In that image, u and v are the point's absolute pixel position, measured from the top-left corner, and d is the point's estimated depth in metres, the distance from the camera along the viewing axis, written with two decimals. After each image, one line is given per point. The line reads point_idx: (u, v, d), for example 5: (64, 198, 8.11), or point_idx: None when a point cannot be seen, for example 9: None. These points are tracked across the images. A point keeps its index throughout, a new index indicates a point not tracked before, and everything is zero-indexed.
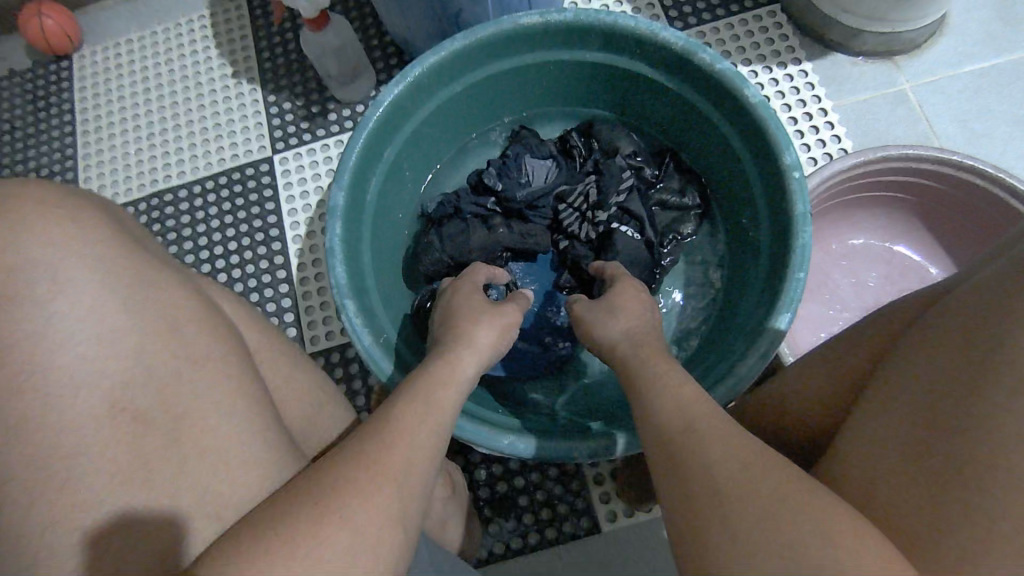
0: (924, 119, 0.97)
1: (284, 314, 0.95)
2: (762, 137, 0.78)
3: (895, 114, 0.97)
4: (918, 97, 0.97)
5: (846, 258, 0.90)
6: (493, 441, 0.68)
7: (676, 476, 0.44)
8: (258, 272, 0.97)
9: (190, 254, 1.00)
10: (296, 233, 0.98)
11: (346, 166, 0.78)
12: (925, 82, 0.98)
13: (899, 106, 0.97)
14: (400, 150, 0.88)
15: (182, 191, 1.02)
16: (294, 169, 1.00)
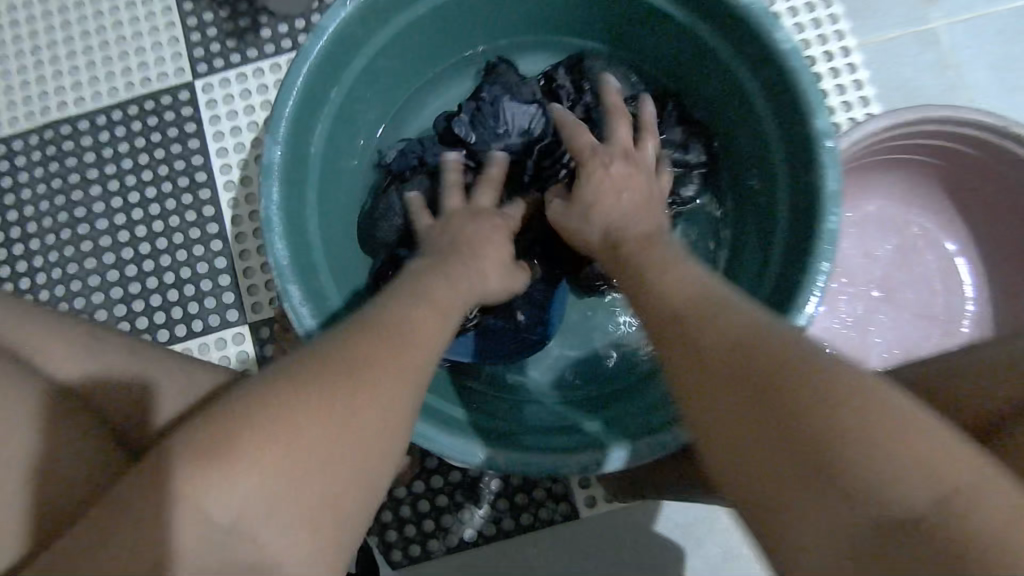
0: (954, 67, 0.84)
1: (218, 276, 0.84)
2: (787, 93, 0.67)
3: (922, 58, 0.84)
4: (951, 40, 0.84)
5: (858, 226, 0.81)
6: (469, 453, 0.60)
7: (748, 384, 0.38)
8: (184, 225, 0.85)
9: (100, 201, 0.87)
10: (228, 178, 0.85)
11: (280, 115, 0.65)
12: (960, 22, 0.85)
13: (928, 49, 0.84)
14: (350, 90, 0.73)
15: (82, 122, 0.88)
16: (221, 99, 0.86)
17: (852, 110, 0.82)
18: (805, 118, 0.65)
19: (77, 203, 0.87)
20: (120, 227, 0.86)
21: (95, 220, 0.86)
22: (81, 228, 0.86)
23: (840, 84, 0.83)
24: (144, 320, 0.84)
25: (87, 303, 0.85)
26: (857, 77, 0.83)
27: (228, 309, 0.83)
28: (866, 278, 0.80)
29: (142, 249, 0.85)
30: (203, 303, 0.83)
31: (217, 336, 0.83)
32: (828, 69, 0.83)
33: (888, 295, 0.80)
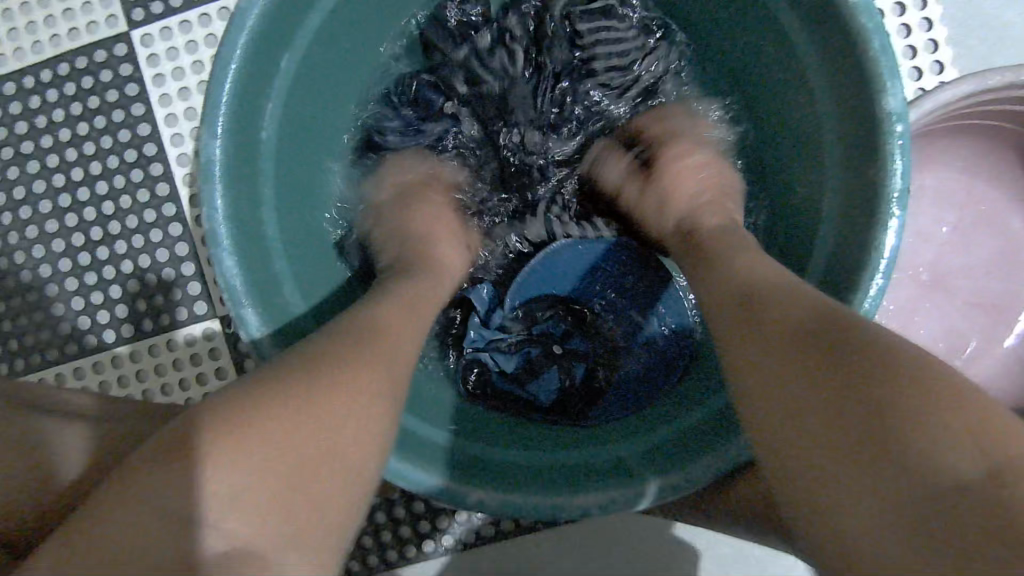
0: None
1: (181, 265, 0.75)
2: (853, 62, 0.55)
3: None
4: None
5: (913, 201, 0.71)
6: (456, 497, 0.54)
7: (745, 313, 0.45)
8: (137, 206, 0.75)
9: (39, 179, 0.77)
10: (180, 150, 0.75)
11: (217, 106, 0.58)
12: None
13: None
14: (304, 61, 0.65)
15: (8, 85, 0.77)
16: (163, 53, 0.75)
17: (917, 57, 0.68)
18: (870, 96, 0.54)
19: (14, 181, 0.77)
20: (66, 209, 0.76)
21: (37, 202, 0.77)
22: (24, 211, 0.77)
23: (906, 23, 0.68)
24: (105, 316, 0.75)
25: (39, 297, 0.76)
26: (927, 15, 0.68)
27: (195, 301, 0.74)
28: (916, 262, 0.71)
29: (92, 234, 0.76)
30: (169, 295, 0.75)
31: (187, 333, 0.74)
32: (894, 4, 0.68)
33: (936, 283, 0.71)
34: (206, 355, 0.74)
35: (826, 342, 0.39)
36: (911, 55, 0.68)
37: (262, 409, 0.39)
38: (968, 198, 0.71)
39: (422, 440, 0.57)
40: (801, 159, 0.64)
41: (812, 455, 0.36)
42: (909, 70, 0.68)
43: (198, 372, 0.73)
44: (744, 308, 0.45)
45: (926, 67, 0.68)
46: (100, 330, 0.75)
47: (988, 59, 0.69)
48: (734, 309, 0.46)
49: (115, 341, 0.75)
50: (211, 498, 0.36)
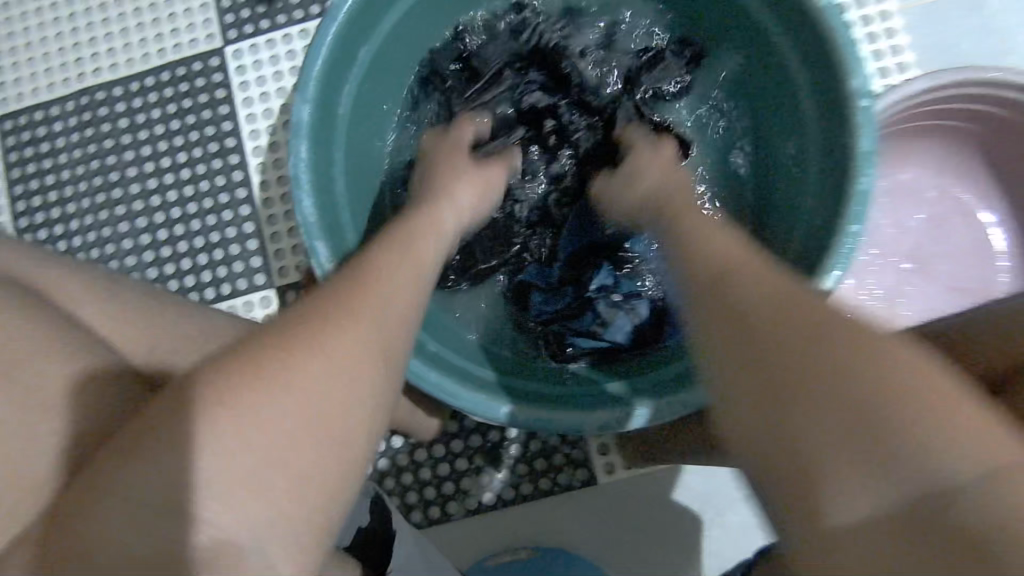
0: (1000, 31, 0.78)
1: (246, 242, 0.88)
2: (826, 57, 0.68)
3: (966, 22, 0.78)
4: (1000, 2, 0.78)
5: (888, 195, 0.79)
6: (488, 409, 0.63)
7: (711, 303, 0.46)
8: (214, 190, 0.89)
9: (133, 166, 0.91)
10: (257, 144, 0.89)
11: (308, 83, 0.69)
12: None
13: (973, 13, 0.78)
14: (368, 58, 0.78)
15: (116, 89, 0.92)
16: (250, 62, 0.90)
17: (889, 77, 0.79)
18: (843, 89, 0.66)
19: (112, 167, 0.92)
20: (151, 191, 0.91)
21: (128, 184, 0.91)
22: (116, 192, 0.91)
23: (877, 49, 0.79)
24: (175, 283, 0.89)
25: (122, 265, 0.90)
26: (897, 43, 0.79)
27: (256, 273, 0.87)
28: (897, 249, 0.79)
29: (173, 214, 0.90)
30: (232, 267, 0.88)
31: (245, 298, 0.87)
32: (865, 33, 0.79)
33: (919, 266, 0.78)
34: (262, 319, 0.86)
35: (792, 341, 0.40)
36: (882, 75, 0.79)
37: (287, 351, 0.42)
38: (941, 191, 0.79)
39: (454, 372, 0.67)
40: (789, 149, 0.78)
41: (827, 456, 0.37)
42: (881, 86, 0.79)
43: None
44: (708, 299, 0.46)
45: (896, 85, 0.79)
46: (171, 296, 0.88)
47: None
48: (717, 322, 0.44)
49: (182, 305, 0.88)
50: (256, 431, 0.39)
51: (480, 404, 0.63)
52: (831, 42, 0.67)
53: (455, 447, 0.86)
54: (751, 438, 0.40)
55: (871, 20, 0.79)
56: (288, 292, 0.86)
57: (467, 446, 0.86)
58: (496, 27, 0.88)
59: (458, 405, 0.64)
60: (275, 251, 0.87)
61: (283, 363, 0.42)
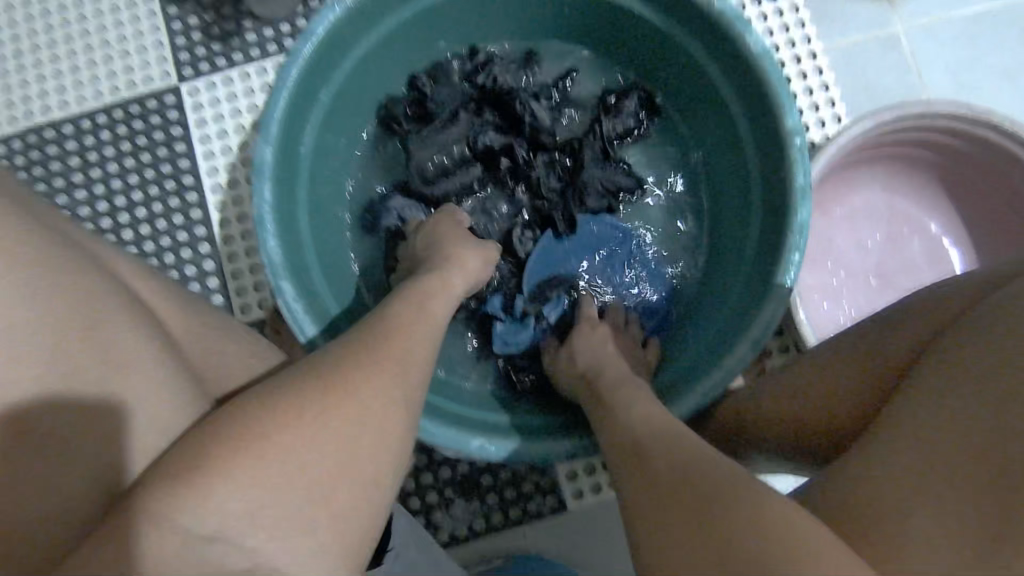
0: (915, 68, 0.88)
1: (207, 279, 0.91)
2: (760, 97, 0.78)
3: (886, 60, 0.88)
4: (912, 44, 0.88)
5: (848, 219, 0.89)
6: (464, 443, 0.71)
7: (631, 466, 0.54)
8: (172, 227, 0.92)
9: (85, 205, 0.93)
10: (216, 181, 0.93)
11: (264, 165, 0.76)
12: (922, 26, 0.89)
13: (891, 51, 0.88)
14: (316, 129, 0.85)
15: (65, 126, 0.95)
16: (207, 103, 0.94)
17: (820, 111, 0.87)
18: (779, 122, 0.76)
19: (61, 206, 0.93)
20: (105, 230, 0.92)
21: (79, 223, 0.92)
22: None
23: (809, 86, 0.87)
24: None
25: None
26: (825, 80, 0.88)
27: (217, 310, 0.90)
28: (863, 269, 0.87)
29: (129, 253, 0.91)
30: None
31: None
32: (797, 72, 0.88)
33: (884, 284, 0.87)
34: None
35: (691, 482, 0.48)
36: (816, 109, 0.87)
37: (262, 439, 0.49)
38: (890, 211, 0.89)
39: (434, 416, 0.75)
40: (733, 182, 0.87)
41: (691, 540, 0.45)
42: (816, 120, 0.87)
43: None
44: (627, 462, 0.55)
45: (828, 118, 0.87)
46: None
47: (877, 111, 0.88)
48: (623, 457, 0.56)
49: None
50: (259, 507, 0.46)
51: (458, 438, 0.71)
52: (766, 88, 0.77)
53: (427, 480, 0.88)
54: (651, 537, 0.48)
55: (801, 59, 0.88)
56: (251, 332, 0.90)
57: (439, 480, 0.89)
58: (450, 76, 0.92)
59: (434, 440, 0.71)
60: (237, 289, 0.91)
61: (255, 430, 0.49)
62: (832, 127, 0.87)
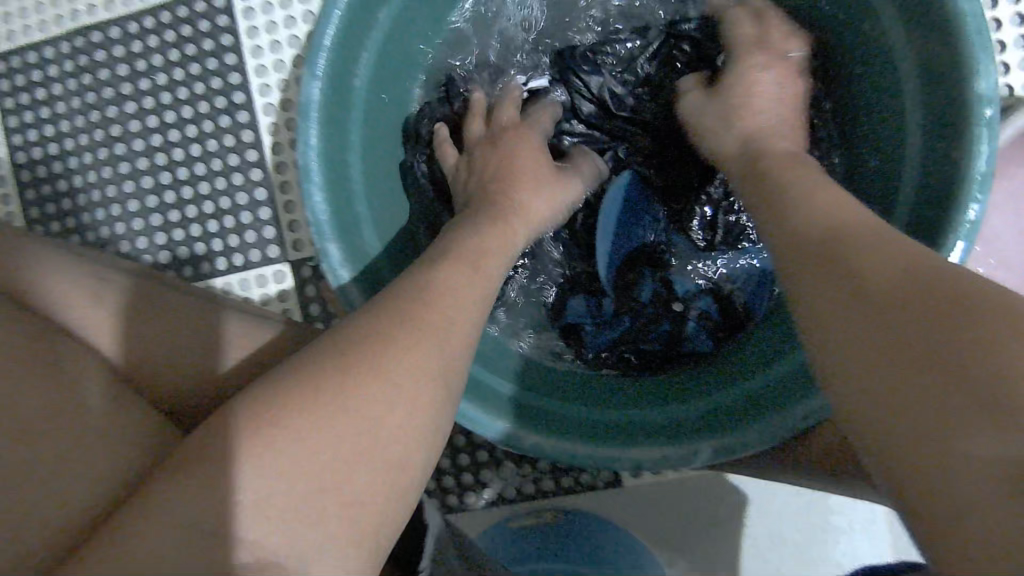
0: None
1: (259, 209, 0.80)
2: (944, 44, 0.54)
3: None
4: None
5: (1020, 197, 0.71)
6: (517, 442, 0.58)
7: (847, 281, 0.40)
8: (223, 150, 0.81)
9: (135, 119, 0.83)
10: (268, 100, 0.80)
11: (309, 107, 0.60)
12: None
13: None
14: (378, 52, 0.67)
15: (112, 29, 0.83)
16: (258, 6, 0.79)
17: (1010, 50, 0.69)
18: (963, 69, 0.52)
19: (112, 120, 0.84)
20: (155, 148, 0.82)
21: (131, 139, 0.83)
22: (119, 147, 0.83)
23: (1004, 14, 0.69)
24: (184, 251, 0.82)
25: (127, 230, 0.83)
26: (1022, 32, 0.68)
27: (270, 246, 0.80)
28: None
29: (179, 175, 0.82)
30: (243, 237, 0.81)
31: (258, 273, 0.80)
32: (986, 19, 0.69)
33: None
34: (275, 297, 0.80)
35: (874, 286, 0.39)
36: (1001, 50, 0.69)
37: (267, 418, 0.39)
38: None
39: (489, 392, 0.61)
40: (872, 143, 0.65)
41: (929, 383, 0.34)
42: (1003, 62, 0.69)
43: (263, 295, 0.80)
44: (824, 254, 0.43)
45: (1017, 61, 0.69)
46: (182, 267, 0.82)
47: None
48: (815, 252, 0.43)
49: (191, 276, 0.81)
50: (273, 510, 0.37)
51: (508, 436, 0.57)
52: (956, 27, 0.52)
53: (477, 438, 0.81)
54: (818, 314, 0.41)
55: None
56: (302, 270, 0.79)
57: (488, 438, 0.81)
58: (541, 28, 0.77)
59: (484, 434, 0.58)
60: (290, 223, 0.80)
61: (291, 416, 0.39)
62: (1022, 74, 0.69)
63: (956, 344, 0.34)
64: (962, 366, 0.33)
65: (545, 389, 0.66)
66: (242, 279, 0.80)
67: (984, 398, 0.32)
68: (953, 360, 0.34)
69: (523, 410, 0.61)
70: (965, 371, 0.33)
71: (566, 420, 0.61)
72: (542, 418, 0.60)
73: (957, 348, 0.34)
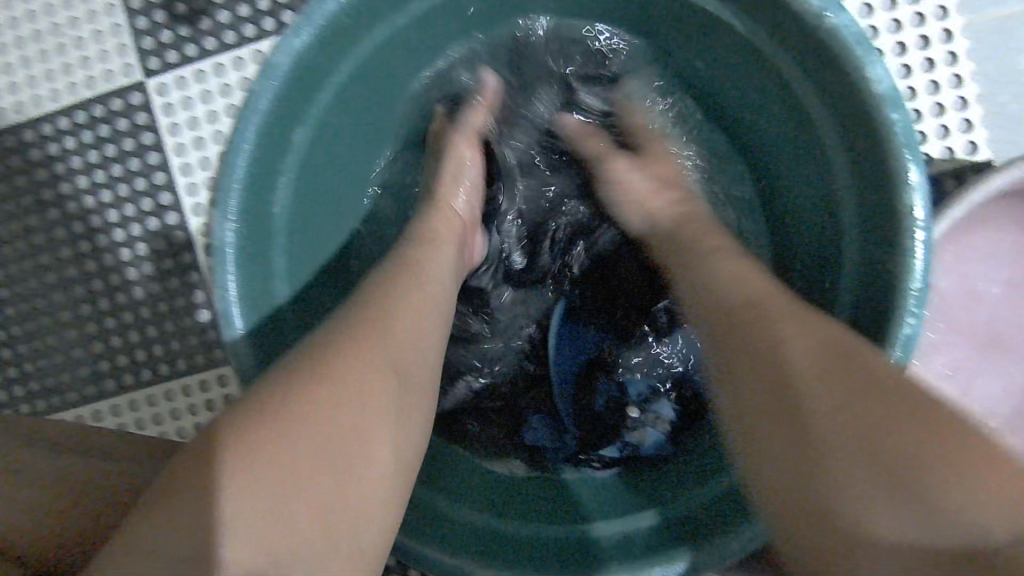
0: None
1: (198, 313, 0.76)
2: (873, 141, 0.54)
3: None
4: None
5: (959, 262, 0.72)
6: (464, 574, 0.53)
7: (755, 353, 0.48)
8: (154, 255, 0.77)
9: (58, 227, 0.78)
10: (197, 200, 0.76)
11: (224, 249, 0.58)
12: None
13: None
14: (294, 177, 0.65)
15: (25, 132, 0.78)
16: (179, 103, 0.76)
17: (945, 114, 0.71)
18: (890, 165, 0.52)
19: (33, 228, 0.78)
20: (84, 255, 0.78)
21: (56, 247, 0.78)
22: (42, 257, 0.78)
23: (935, 79, 0.71)
24: (122, 361, 0.77)
25: (61, 340, 0.78)
26: (963, 93, 0.72)
27: (214, 349, 0.76)
28: (968, 321, 0.72)
29: (112, 282, 0.77)
30: (185, 342, 0.76)
31: (201, 378, 0.76)
32: (928, 83, 0.71)
33: (988, 344, 0.72)
34: (221, 401, 0.75)
35: (825, 371, 0.45)
36: (939, 112, 0.72)
37: (206, 489, 0.39)
38: (1018, 254, 0.71)
39: (432, 520, 0.58)
40: (813, 221, 0.65)
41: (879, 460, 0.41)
42: (937, 127, 0.72)
43: (209, 400, 0.75)
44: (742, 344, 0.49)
45: (955, 125, 0.72)
46: (121, 375, 0.77)
47: (1019, 117, 0.72)
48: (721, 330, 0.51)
49: (134, 385, 0.76)
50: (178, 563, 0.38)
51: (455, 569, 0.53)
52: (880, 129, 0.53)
53: None
54: (732, 388, 0.49)
55: (930, 41, 0.71)
56: None
57: None
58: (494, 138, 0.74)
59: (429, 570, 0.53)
60: None
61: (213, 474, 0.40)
62: (959, 138, 0.72)
63: (871, 437, 0.42)
64: (895, 464, 0.41)
65: (494, 507, 0.62)
66: (186, 385, 0.76)
67: (902, 473, 0.40)
68: (885, 464, 0.41)
69: (463, 536, 0.57)
70: (890, 464, 0.41)
71: (516, 545, 0.57)
72: (491, 547, 0.56)
73: (879, 443, 0.41)
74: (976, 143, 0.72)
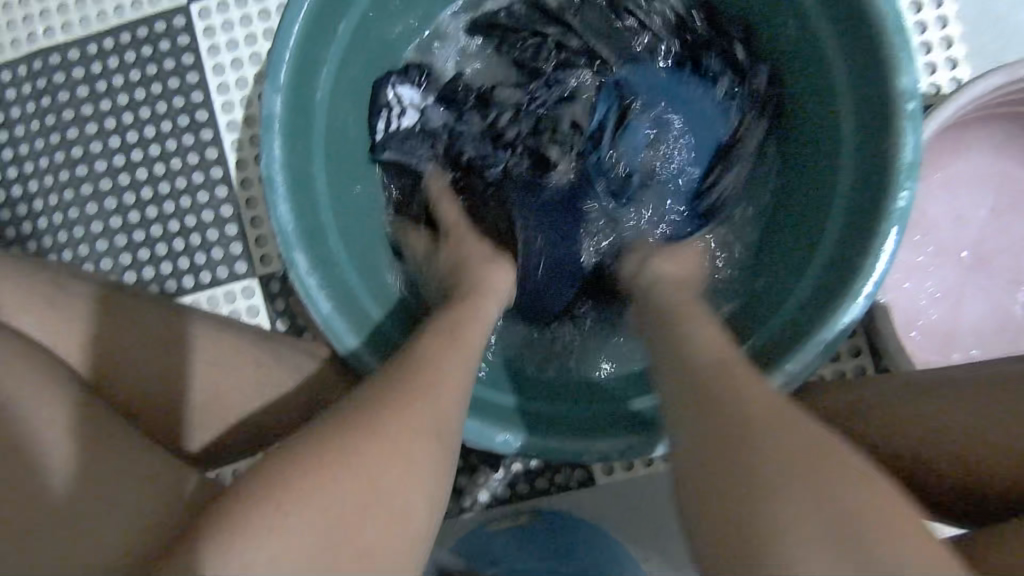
0: None
1: (225, 226, 0.79)
2: (868, 47, 0.58)
3: None
4: None
5: (947, 189, 0.76)
6: (483, 435, 0.58)
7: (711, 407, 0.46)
8: (187, 168, 0.80)
9: (95, 140, 0.82)
10: (231, 118, 0.80)
11: (272, 117, 0.61)
12: None
13: None
14: (337, 66, 0.68)
15: (72, 51, 0.82)
16: (220, 26, 0.80)
17: (931, 53, 0.75)
18: (887, 71, 0.56)
19: (72, 141, 0.82)
20: (118, 168, 0.81)
21: (93, 160, 0.82)
22: (80, 168, 0.82)
23: (923, 20, 0.75)
24: (150, 270, 0.80)
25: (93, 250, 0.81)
26: (948, 33, 0.75)
27: (237, 261, 0.79)
28: (956, 245, 0.76)
29: (144, 194, 0.81)
30: (210, 254, 0.79)
31: (226, 289, 0.79)
32: (915, 22, 0.75)
33: (975, 266, 0.76)
34: (246, 311, 0.78)
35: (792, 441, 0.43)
36: (926, 51, 0.75)
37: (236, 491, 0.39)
38: (998, 182, 0.76)
39: None
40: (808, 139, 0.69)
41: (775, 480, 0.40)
42: (925, 64, 0.75)
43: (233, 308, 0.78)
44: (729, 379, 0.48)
45: (940, 63, 0.75)
46: (147, 285, 0.80)
47: (1004, 55, 0.75)
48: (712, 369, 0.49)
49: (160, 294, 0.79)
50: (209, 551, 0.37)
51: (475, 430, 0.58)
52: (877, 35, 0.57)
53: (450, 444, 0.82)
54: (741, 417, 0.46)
55: None
56: (271, 283, 0.78)
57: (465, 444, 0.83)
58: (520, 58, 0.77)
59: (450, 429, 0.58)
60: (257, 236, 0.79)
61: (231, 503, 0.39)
62: (945, 74, 0.75)
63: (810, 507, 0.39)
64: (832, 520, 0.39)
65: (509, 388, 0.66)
66: (212, 294, 0.79)
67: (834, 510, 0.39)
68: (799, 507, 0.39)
69: (485, 404, 0.62)
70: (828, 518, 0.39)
71: (531, 416, 0.62)
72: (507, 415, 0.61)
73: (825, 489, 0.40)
74: (960, 80, 0.75)
